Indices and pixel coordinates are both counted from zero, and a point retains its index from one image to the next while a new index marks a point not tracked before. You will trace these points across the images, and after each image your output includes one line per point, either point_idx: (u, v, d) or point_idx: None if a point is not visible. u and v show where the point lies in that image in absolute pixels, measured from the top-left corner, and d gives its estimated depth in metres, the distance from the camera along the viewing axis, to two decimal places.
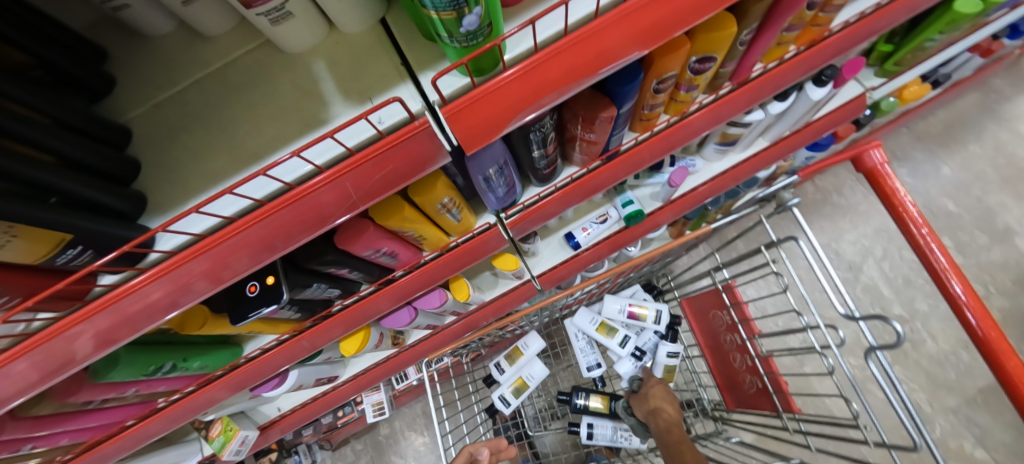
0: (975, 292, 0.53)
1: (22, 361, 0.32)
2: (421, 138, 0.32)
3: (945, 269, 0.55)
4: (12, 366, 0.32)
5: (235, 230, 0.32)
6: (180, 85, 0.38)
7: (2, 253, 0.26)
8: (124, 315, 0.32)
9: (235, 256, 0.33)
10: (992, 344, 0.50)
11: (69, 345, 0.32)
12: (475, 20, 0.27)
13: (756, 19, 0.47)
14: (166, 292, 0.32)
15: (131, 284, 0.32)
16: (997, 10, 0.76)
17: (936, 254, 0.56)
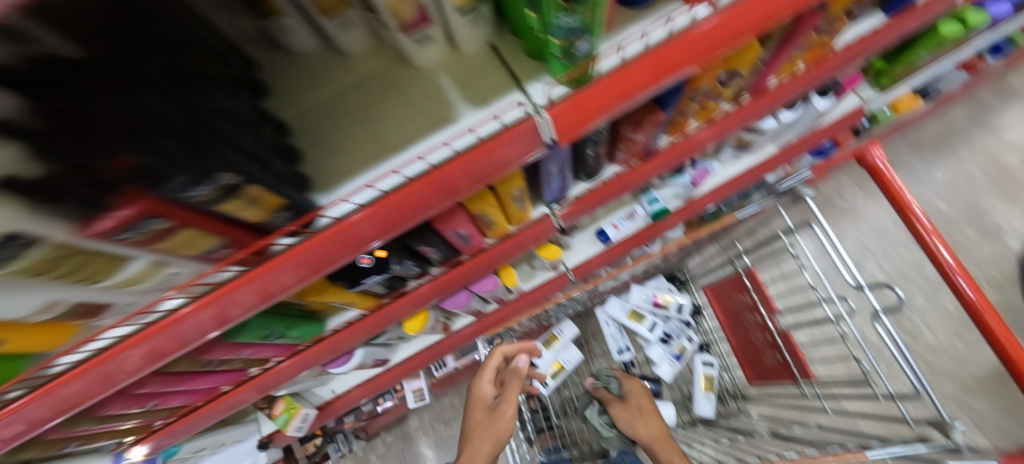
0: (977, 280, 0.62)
1: (136, 349, 0.41)
2: (530, 133, 0.42)
3: (949, 261, 0.64)
4: (128, 353, 0.41)
5: (391, 200, 0.41)
6: (325, 93, 0.48)
7: (245, 213, 0.35)
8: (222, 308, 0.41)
9: (384, 221, 0.42)
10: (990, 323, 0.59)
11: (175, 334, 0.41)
12: (587, 46, 0.37)
13: (774, 41, 0.58)
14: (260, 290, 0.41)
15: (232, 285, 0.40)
16: (976, 32, 0.87)
17: (940, 249, 0.65)
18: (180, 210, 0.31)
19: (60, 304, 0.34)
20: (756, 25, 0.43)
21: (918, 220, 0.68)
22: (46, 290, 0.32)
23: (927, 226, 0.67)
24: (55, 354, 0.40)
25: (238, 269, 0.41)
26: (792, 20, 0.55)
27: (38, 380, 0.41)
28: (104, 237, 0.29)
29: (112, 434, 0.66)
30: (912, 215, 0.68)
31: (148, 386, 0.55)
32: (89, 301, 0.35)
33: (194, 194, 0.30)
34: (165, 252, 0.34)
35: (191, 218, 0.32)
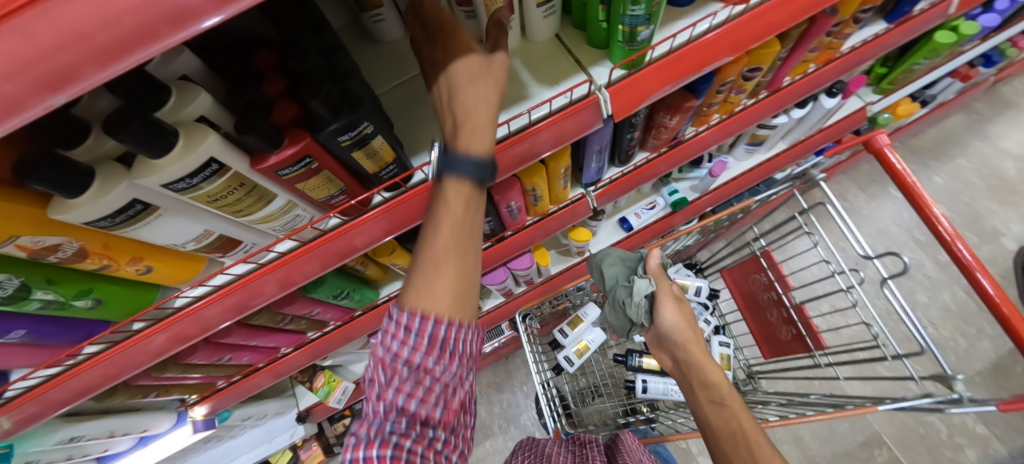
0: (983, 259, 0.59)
1: (215, 304, 0.47)
2: (593, 108, 0.50)
3: (968, 259, 0.60)
4: (209, 308, 0.47)
5: None
6: (409, 74, 0.54)
7: (367, 161, 0.42)
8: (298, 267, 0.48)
9: None
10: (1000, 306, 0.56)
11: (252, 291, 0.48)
12: (646, 34, 0.45)
13: (792, 41, 0.66)
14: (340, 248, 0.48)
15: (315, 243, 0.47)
16: (969, 41, 0.96)
17: (958, 244, 0.61)
18: (323, 155, 0.38)
19: (211, 234, 0.41)
20: (775, 27, 0.53)
21: (938, 222, 0.63)
22: (206, 219, 0.39)
23: (947, 226, 0.62)
24: (180, 288, 0.46)
25: (343, 218, 0.48)
26: (808, 22, 0.64)
27: (164, 311, 0.47)
28: (268, 172, 0.37)
29: (184, 388, 0.71)
30: (930, 216, 0.64)
31: (232, 336, 0.61)
32: (230, 235, 0.42)
33: (341, 141, 0.37)
34: (299, 193, 0.41)
35: (328, 163, 0.39)
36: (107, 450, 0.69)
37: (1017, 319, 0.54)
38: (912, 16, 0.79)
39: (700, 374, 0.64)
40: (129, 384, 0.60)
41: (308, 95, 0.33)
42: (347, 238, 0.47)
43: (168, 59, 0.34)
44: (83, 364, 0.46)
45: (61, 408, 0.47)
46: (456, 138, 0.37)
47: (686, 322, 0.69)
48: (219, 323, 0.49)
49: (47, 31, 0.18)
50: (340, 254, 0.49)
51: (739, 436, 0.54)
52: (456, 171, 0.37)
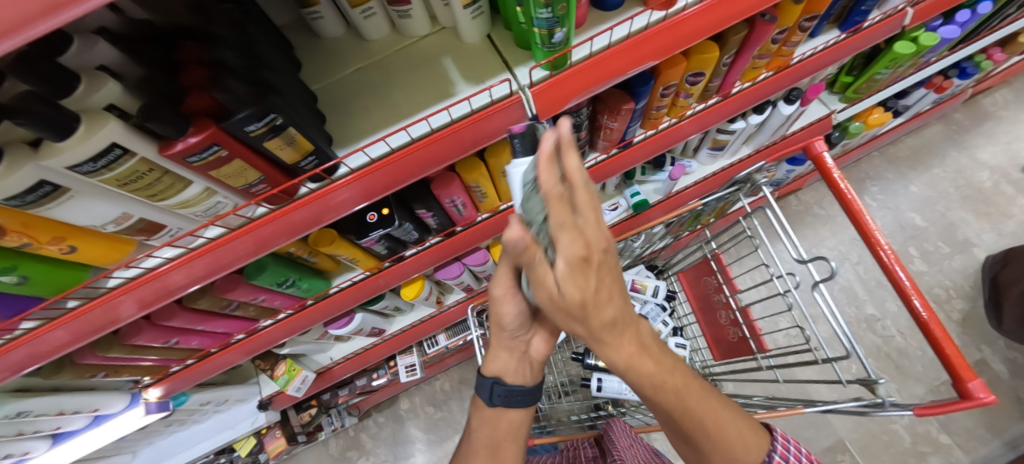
0: (918, 280, 0.60)
1: (179, 271, 0.49)
2: (517, 108, 0.51)
3: (904, 282, 0.61)
4: (172, 274, 0.49)
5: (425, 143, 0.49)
6: (347, 71, 0.57)
7: (282, 152, 0.44)
8: (261, 236, 0.50)
9: (412, 156, 0.50)
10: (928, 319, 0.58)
11: (217, 257, 0.49)
12: (561, 36, 0.46)
13: (733, 47, 0.67)
14: (306, 215, 0.50)
15: (279, 212, 0.49)
16: (931, 52, 0.97)
17: (896, 267, 0.62)
18: (233, 143, 0.40)
19: (130, 217, 0.43)
20: (709, 28, 0.53)
21: (879, 244, 0.63)
22: (122, 202, 0.41)
23: (888, 251, 0.63)
24: (111, 269, 0.49)
25: (268, 207, 0.50)
26: (748, 29, 0.65)
27: (97, 290, 0.50)
28: (177, 158, 0.38)
29: (134, 369, 0.73)
30: (875, 244, 0.64)
31: (175, 319, 0.63)
32: (150, 218, 0.44)
33: (249, 130, 0.39)
34: (215, 180, 0.43)
35: (239, 151, 0.41)
36: (59, 428, 0.72)
37: (933, 321, 0.58)
38: (865, 26, 0.80)
39: (622, 369, 0.45)
40: (74, 362, 0.63)
41: (211, 85, 0.34)
42: (315, 209, 0.49)
43: (84, 47, 0.37)
44: (21, 340, 0.47)
45: (25, 368, 0.50)
46: (489, 365, 0.63)
47: (568, 317, 0.39)
48: (185, 288, 0.51)
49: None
50: (305, 224, 0.51)
51: (701, 435, 0.45)
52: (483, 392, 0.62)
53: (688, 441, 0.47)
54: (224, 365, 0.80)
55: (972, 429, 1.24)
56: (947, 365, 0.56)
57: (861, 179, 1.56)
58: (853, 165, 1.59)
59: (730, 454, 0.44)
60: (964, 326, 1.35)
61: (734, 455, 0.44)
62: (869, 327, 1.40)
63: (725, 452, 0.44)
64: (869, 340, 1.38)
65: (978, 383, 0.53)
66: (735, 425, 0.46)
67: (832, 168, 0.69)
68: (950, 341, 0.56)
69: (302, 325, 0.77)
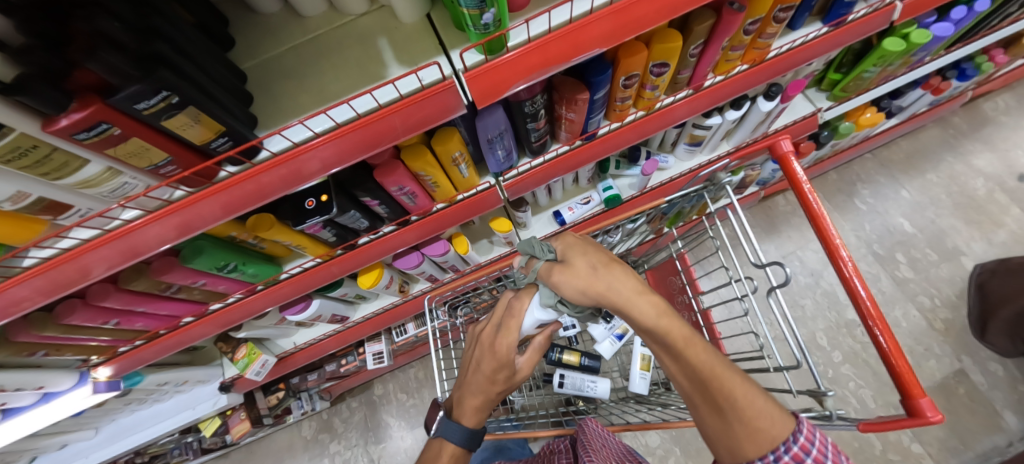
0: (874, 290, 0.57)
1: (154, 225, 0.47)
2: (450, 93, 0.48)
3: (862, 294, 0.57)
4: (148, 228, 0.47)
5: (375, 117, 0.47)
6: (281, 49, 0.54)
7: (185, 132, 0.41)
8: (226, 200, 0.48)
9: (377, 124, 0.48)
10: (871, 316, 0.56)
11: (191, 216, 0.48)
12: (491, 16, 0.43)
13: (700, 37, 0.64)
14: (274, 179, 0.48)
15: (247, 173, 0.47)
16: (923, 51, 0.92)
17: (856, 280, 0.58)
18: (126, 121, 0.37)
19: (28, 196, 0.40)
20: (661, 14, 0.50)
21: (837, 251, 0.61)
22: (15, 179, 0.39)
23: (848, 262, 0.59)
24: (22, 248, 0.47)
25: (187, 190, 0.48)
26: (715, 18, 0.62)
27: (11, 270, 0.48)
28: (62, 134, 0.36)
29: (78, 348, 0.72)
30: (836, 254, 0.61)
31: (109, 300, 0.62)
32: (51, 198, 0.42)
33: (140, 108, 0.37)
34: (116, 160, 0.41)
35: (135, 129, 0.38)
36: (6, 404, 0.72)
37: (883, 329, 0.55)
38: (849, 20, 0.75)
39: (649, 324, 0.45)
40: (10, 339, 0.62)
41: (83, 58, 0.31)
42: (288, 171, 0.48)
43: None
44: None
45: None
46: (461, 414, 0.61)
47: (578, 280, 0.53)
48: (153, 249, 0.49)
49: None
50: (276, 188, 0.49)
51: (725, 407, 0.38)
52: (451, 432, 0.60)
53: (714, 413, 0.40)
54: (181, 343, 0.79)
55: (943, 439, 1.22)
56: (896, 379, 0.53)
57: (851, 182, 1.53)
58: (844, 167, 1.55)
59: (755, 425, 0.37)
60: (945, 336, 1.33)
61: (758, 425, 0.37)
62: (848, 332, 1.38)
63: (745, 421, 0.37)
64: (846, 345, 1.37)
65: (927, 401, 0.50)
66: (762, 402, 0.38)
67: (800, 175, 0.66)
68: (895, 343, 0.54)
69: (265, 306, 0.75)
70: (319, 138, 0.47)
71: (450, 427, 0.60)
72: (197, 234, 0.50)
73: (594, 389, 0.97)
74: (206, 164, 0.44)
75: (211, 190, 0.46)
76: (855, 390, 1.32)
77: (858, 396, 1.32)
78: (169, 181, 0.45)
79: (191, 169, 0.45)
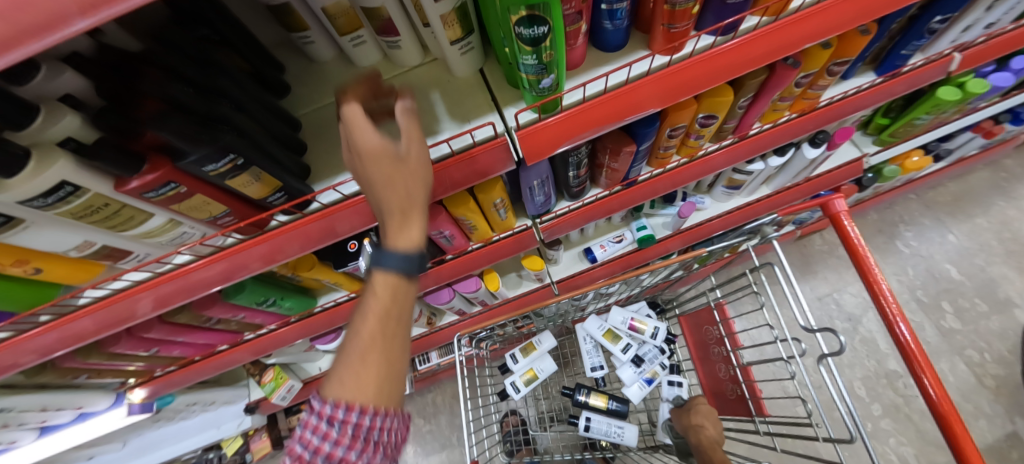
0: (923, 343, 0.53)
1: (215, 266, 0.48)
2: (502, 149, 0.48)
3: (909, 345, 0.54)
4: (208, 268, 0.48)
5: None
6: (334, 96, 0.55)
7: (246, 189, 0.42)
8: (280, 245, 0.48)
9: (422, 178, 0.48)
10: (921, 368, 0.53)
11: (247, 257, 0.48)
12: (549, 82, 0.43)
13: (750, 90, 0.62)
14: (328, 225, 0.49)
15: (301, 221, 0.47)
16: (980, 99, 0.88)
17: (899, 322, 0.55)
18: (193, 181, 0.38)
19: (93, 245, 0.42)
20: (718, 76, 0.49)
21: (884, 297, 0.57)
22: (83, 230, 0.40)
23: (894, 305, 0.56)
24: (82, 288, 0.48)
25: (239, 237, 0.48)
26: (767, 73, 0.60)
27: (67, 307, 0.49)
28: (133, 194, 0.37)
29: (118, 373, 0.74)
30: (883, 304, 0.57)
31: (153, 331, 0.63)
32: (116, 246, 0.43)
33: (209, 170, 0.37)
34: (179, 213, 0.42)
35: (199, 188, 0.39)
36: (44, 423, 0.73)
37: (932, 380, 0.51)
38: (904, 71, 0.73)
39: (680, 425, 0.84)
40: (57, 364, 0.64)
41: (157, 126, 0.32)
42: (339, 218, 0.48)
43: (47, 76, 0.34)
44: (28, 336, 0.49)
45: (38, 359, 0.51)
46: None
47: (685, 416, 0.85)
48: (210, 287, 0.50)
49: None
50: (324, 236, 0.49)
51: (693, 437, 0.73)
52: (382, 264, 0.40)
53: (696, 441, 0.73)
54: (220, 367, 0.80)
55: None
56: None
57: (893, 222, 1.46)
58: (887, 207, 1.48)
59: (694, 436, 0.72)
60: (996, 394, 1.24)
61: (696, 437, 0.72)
62: (889, 383, 1.30)
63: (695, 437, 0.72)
64: (886, 398, 1.29)
65: None
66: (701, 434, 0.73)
67: (852, 232, 0.62)
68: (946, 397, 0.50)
69: (297, 338, 0.76)
70: None
71: (376, 262, 0.40)
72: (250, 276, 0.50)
73: (620, 435, 0.94)
74: (261, 216, 0.44)
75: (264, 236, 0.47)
76: (896, 447, 1.24)
77: (899, 453, 1.24)
78: (229, 229, 0.46)
79: (246, 220, 0.45)
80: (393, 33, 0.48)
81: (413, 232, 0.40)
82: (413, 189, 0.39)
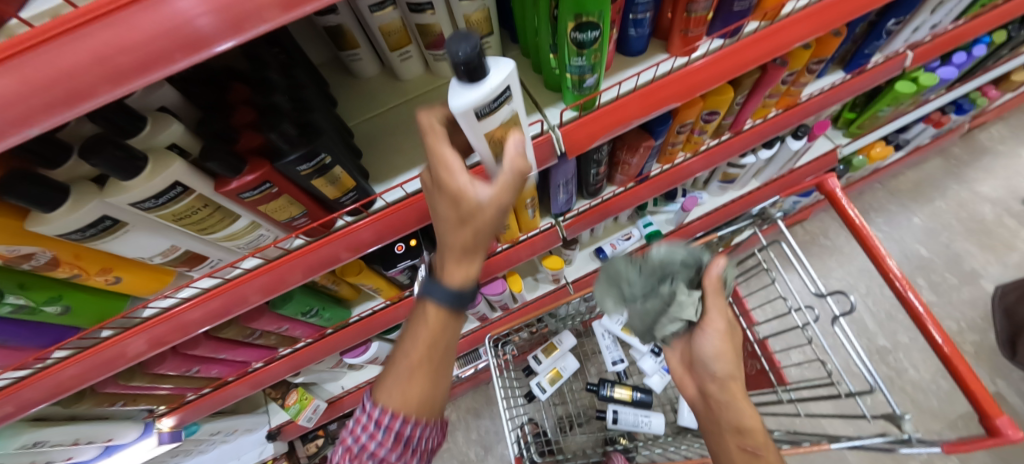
0: (933, 308, 0.60)
1: (199, 308, 0.49)
2: (547, 145, 0.54)
3: (919, 309, 0.61)
4: (191, 311, 0.49)
5: None
6: (382, 108, 0.60)
7: (327, 187, 0.46)
8: (278, 276, 0.51)
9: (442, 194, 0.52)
10: (929, 324, 0.60)
11: (242, 293, 0.50)
12: (592, 81, 0.49)
13: (746, 88, 0.71)
14: (325, 254, 0.51)
15: (301, 251, 0.50)
16: (930, 92, 1.01)
17: (910, 294, 0.62)
18: (283, 181, 0.42)
19: (178, 249, 0.44)
20: (730, 71, 0.56)
21: (889, 269, 0.64)
22: (172, 235, 0.42)
23: (901, 278, 0.63)
24: (149, 299, 0.49)
25: (306, 239, 0.51)
26: (760, 72, 0.69)
27: (132, 321, 0.50)
28: (231, 194, 0.40)
29: (152, 398, 0.72)
30: (889, 273, 0.64)
31: (199, 347, 0.64)
32: (196, 249, 0.45)
33: (301, 170, 0.41)
34: (262, 214, 0.45)
35: (288, 188, 0.43)
36: (70, 459, 0.70)
37: (943, 335, 0.58)
38: (868, 68, 0.84)
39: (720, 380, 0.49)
40: (96, 389, 0.63)
41: (267, 129, 0.37)
42: (337, 247, 0.51)
43: (150, 90, 0.37)
44: (88, 351, 0.48)
45: (89, 380, 0.49)
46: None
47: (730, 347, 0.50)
48: (200, 328, 0.51)
49: (81, 48, 0.23)
50: (321, 265, 0.52)
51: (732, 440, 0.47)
52: (434, 305, 0.45)
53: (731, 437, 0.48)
54: (237, 395, 0.80)
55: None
56: (971, 399, 0.55)
57: (865, 210, 1.59)
58: (858, 196, 1.61)
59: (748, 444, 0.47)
60: (977, 360, 1.34)
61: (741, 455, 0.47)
62: (882, 359, 1.39)
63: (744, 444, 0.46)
64: (881, 372, 1.37)
65: (1005, 419, 0.52)
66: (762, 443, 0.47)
67: (848, 207, 0.70)
68: (953, 345, 0.58)
69: (288, 371, 0.78)
70: (409, 199, 0.52)
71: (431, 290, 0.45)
72: (310, 278, 0.53)
73: (648, 424, 0.97)
74: (332, 216, 0.47)
75: (264, 269, 0.49)
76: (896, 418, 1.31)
77: None
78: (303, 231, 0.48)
79: (316, 222, 0.47)
80: (442, 48, 0.54)
81: (470, 270, 0.44)
82: (477, 252, 0.42)
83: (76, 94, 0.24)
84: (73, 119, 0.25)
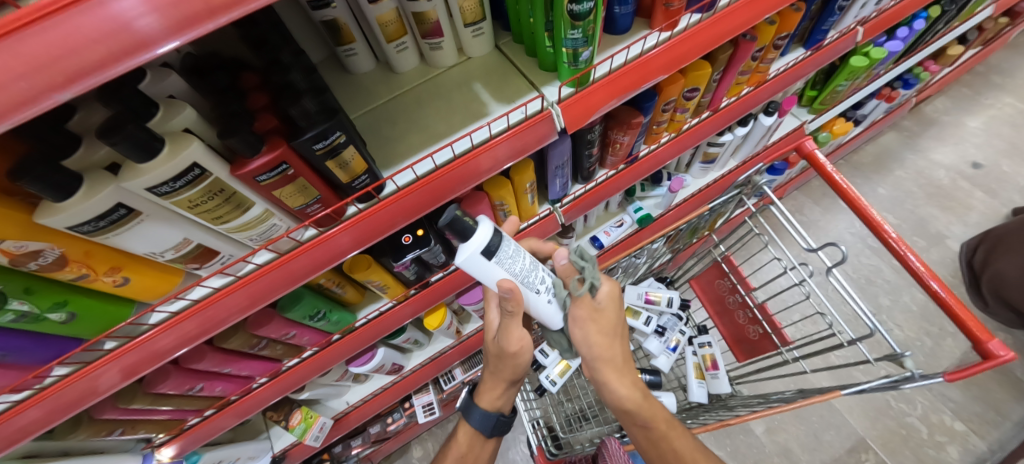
0: (930, 263, 0.63)
1: (169, 333, 0.47)
2: (547, 122, 0.56)
3: (914, 261, 0.65)
4: (161, 337, 0.47)
5: (441, 173, 0.52)
6: (381, 99, 0.61)
7: (341, 171, 0.46)
8: (254, 292, 0.49)
9: (441, 182, 0.53)
10: (921, 270, 0.63)
11: (217, 310, 0.48)
12: (587, 54, 0.52)
13: (722, 64, 0.76)
14: (306, 263, 0.50)
15: (278, 261, 0.49)
16: (881, 65, 1.10)
17: (907, 251, 0.65)
18: (299, 162, 0.42)
19: (190, 243, 0.43)
20: (712, 40, 0.60)
21: (881, 228, 0.68)
22: (184, 226, 0.42)
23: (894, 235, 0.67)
24: (156, 303, 0.48)
25: (317, 230, 0.51)
26: (732, 48, 0.74)
27: (138, 328, 0.48)
28: (247, 177, 0.40)
29: (151, 425, 0.68)
30: (882, 231, 0.68)
31: (204, 360, 0.61)
32: (206, 242, 0.45)
33: (315, 149, 0.41)
34: (276, 200, 0.45)
35: (303, 170, 0.43)
36: None
37: (934, 278, 0.62)
38: (825, 44, 0.91)
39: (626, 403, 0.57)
40: (94, 417, 0.58)
41: (288, 104, 0.38)
42: (325, 248, 0.50)
43: (158, 78, 0.38)
44: (53, 386, 0.43)
45: (69, 412, 0.45)
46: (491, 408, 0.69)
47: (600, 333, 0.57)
48: (172, 354, 0.48)
49: (14, 56, 0.22)
50: (303, 272, 0.51)
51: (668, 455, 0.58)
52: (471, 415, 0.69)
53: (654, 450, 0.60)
54: (242, 414, 0.76)
55: (982, 414, 1.26)
56: (965, 330, 0.58)
57: None
58: None
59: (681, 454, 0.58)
60: None
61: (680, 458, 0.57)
62: None
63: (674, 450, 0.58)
64: None
65: (996, 342, 0.55)
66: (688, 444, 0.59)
67: (827, 166, 0.75)
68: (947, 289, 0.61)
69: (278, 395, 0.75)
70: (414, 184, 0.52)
71: (469, 411, 0.69)
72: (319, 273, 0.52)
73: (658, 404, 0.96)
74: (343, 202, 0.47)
75: (240, 282, 0.48)
76: None
77: None
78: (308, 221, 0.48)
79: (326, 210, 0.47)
80: (440, 35, 0.56)
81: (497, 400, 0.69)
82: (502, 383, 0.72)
83: (28, 98, 0.23)
84: (114, 77, 0.25)
